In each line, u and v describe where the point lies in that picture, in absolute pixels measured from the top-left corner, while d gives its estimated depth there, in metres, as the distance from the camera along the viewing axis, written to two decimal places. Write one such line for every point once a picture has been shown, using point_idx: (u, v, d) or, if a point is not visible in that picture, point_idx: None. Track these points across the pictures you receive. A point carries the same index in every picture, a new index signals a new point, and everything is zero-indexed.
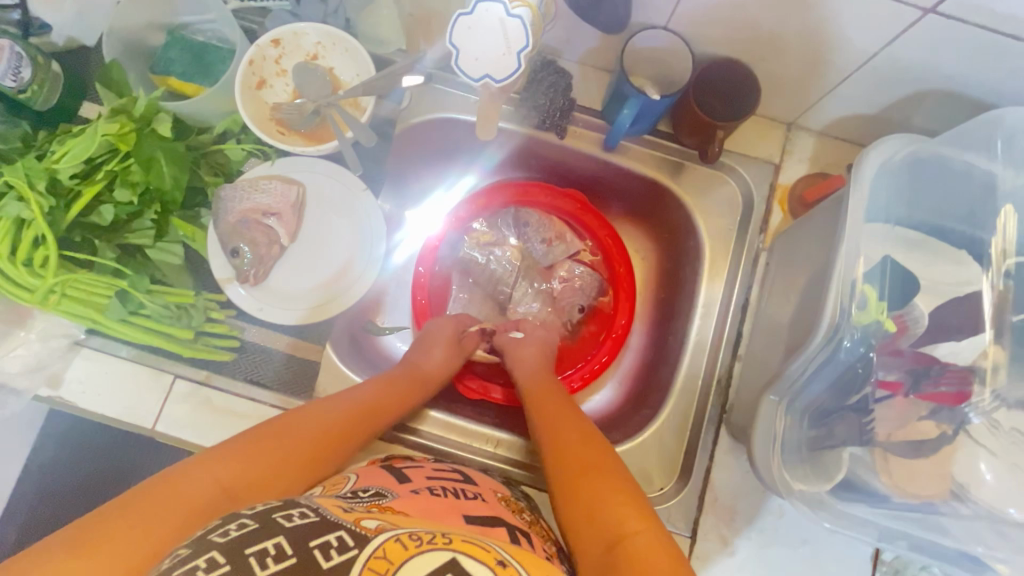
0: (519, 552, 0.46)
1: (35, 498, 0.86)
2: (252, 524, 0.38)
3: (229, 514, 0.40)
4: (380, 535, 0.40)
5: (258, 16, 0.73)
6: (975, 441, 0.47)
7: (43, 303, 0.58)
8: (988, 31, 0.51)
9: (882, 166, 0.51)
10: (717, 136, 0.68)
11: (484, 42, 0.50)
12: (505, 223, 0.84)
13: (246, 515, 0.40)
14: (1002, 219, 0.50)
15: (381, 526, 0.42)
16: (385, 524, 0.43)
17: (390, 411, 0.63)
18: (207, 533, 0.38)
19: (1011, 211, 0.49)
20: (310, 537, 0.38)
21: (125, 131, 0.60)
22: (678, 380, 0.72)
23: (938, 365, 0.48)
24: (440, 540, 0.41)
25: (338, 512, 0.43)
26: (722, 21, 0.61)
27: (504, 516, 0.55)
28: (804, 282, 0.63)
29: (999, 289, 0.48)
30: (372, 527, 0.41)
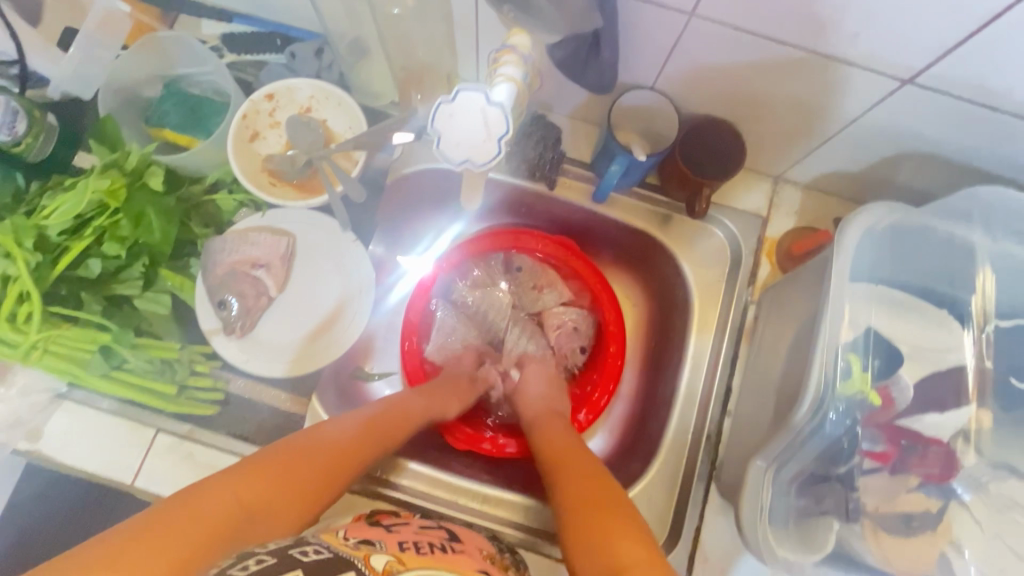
0: None
1: None
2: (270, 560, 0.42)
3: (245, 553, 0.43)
4: None
5: (254, 69, 0.73)
6: (966, 513, 0.48)
7: (25, 359, 0.58)
8: (965, 101, 0.52)
9: (868, 231, 0.51)
10: (703, 193, 0.69)
11: (467, 130, 0.49)
12: (497, 269, 0.86)
13: (261, 553, 0.43)
14: (981, 281, 0.51)
15: (387, 565, 0.47)
16: (392, 562, 0.48)
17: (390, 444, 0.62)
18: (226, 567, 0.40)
19: (989, 274, 0.51)
20: None
21: (116, 187, 0.60)
22: (668, 435, 0.71)
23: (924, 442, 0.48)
24: None
25: (349, 550, 0.48)
26: (709, 84, 0.62)
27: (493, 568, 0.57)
28: (792, 339, 0.62)
29: (982, 359, 0.50)
30: (380, 566, 0.46)
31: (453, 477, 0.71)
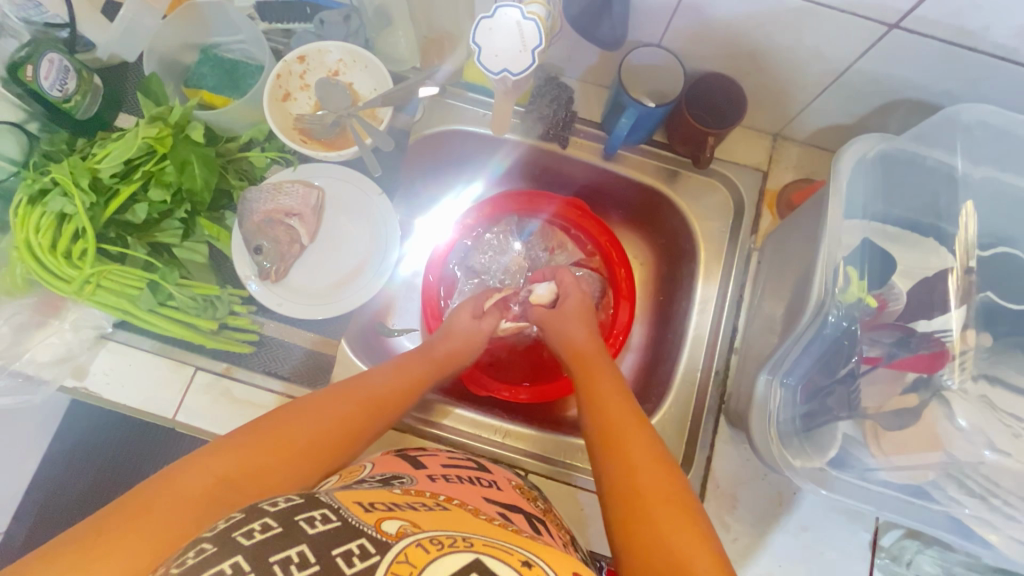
0: (540, 548, 0.46)
1: None
2: (275, 528, 0.38)
3: (253, 511, 0.40)
4: (401, 540, 0.40)
5: (285, 38, 0.79)
6: (947, 405, 0.50)
7: (79, 293, 0.62)
8: (948, 44, 0.57)
9: (858, 162, 0.56)
10: (708, 143, 0.73)
11: (504, 42, 0.54)
12: (510, 230, 0.90)
13: (268, 514, 0.40)
14: (965, 218, 0.55)
15: (402, 530, 0.41)
16: (407, 526, 0.42)
17: (409, 400, 0.66)
18: (232, 531, 0.38)
19: (972, 209, 0.55)
20: (332, 546, 0.38)
21: (163, 135, 0.65)
22: (677, 377, 0.74)
23: (921, 331, 0.52)
24: (461, 544, 0.42)
25: (361, 513, 0.43)
26: (711, 40, 0.67)
27: (520, 503, 0.58)
28: (794, 275, 0.67)
29: (971, 273, 0.53)
30: (393, 532, 0.41)
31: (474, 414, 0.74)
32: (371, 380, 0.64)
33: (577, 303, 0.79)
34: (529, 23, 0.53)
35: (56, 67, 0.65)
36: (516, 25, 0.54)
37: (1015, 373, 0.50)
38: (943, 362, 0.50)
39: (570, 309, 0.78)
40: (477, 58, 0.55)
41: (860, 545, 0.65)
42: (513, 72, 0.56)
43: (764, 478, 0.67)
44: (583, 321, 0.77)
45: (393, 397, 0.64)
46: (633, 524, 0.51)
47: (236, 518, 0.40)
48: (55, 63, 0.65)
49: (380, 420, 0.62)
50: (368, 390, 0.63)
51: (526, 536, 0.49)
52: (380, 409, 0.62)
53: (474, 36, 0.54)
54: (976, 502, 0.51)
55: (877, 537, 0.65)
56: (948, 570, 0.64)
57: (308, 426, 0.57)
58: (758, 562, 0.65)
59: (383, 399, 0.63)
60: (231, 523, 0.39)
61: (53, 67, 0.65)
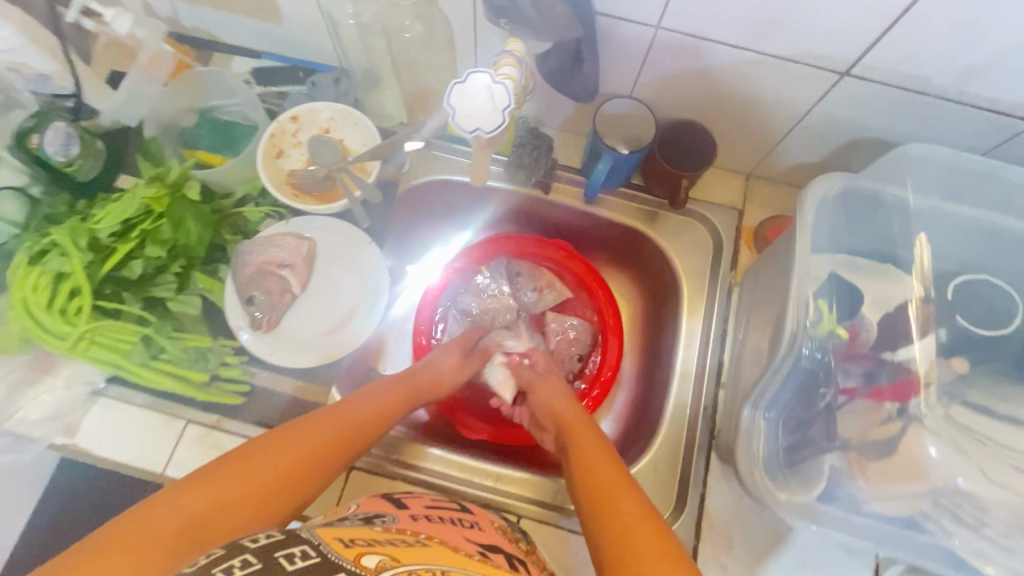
0: None
1: None
2: (255, 563, 0.38)
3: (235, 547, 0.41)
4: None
5: (278, 99, 0.83)
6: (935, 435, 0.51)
7: (72, 350, 0.63)
8: (897, 88, 0.61)
9: (824, 198, 0.58)
10: (683, 185, 0.75)
11: (476, 104, 0.57)
12: (500, 275, 0.90)
13: (249, 549, 0.40)
14: (919, 247, 0.58)
15: (381, 564, 0.42)
16: (386, 560, 0.43)
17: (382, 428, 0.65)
18: (212, 567, 0.38)
19: (924, 240, 0.58)
20: None
21: (160, 195, 0.68)
22: (666, 418, 0.74)
23: (890, 358, 0.53)
24: None
25: (340, 549, 0.42)
26: (679, 88, 0.71)
27: (502, 544, 0.58)
28: (774, 309, 0.68)
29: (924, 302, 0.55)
30: (372, 565, 0.41)
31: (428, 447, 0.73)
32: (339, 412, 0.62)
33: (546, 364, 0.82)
34: (500, 86, 0.57)
35: (60, 133, 0.70)
36: (486, 88, 0.57)
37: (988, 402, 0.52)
38: (913, 392, 0.52)
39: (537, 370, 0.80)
40: (452, 119, 0.58)
41: None
42: (485, 131, 0.59)
43: (760, 514, 0.67)
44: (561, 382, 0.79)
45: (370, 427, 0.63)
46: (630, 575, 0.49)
47: (216, 555, 0.40)
48: (60, 129, 0.70)
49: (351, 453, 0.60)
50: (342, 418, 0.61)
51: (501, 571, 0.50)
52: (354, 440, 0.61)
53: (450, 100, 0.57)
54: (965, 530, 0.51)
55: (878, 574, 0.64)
56: None
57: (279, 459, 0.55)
58: None
59: (356, 429, 0.62)
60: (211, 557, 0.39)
61: (57, 133, 0.70)
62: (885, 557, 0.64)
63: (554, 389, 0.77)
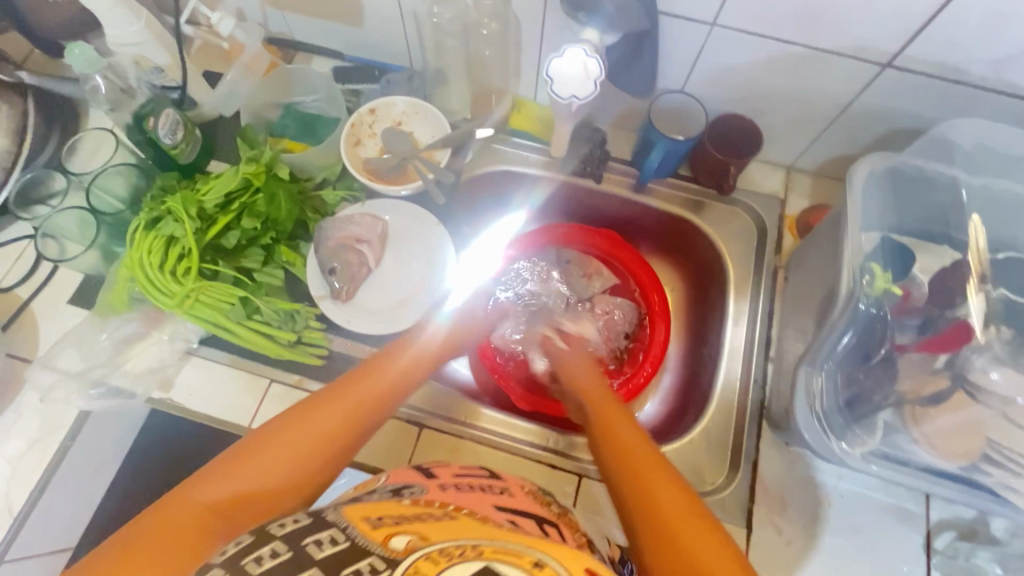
0: (550, 546, 0.46)
1: None
2: (284, 554, 0.41)
3: (262, 534, 0.44)
4: (408, 556, 0.41)
5: (354, 96, 0.91)
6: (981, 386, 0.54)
7: (179, 306, 0.69)
8: (936, 78, 0.66)
9: (870, 174, 0.63)
10: (730, 172, 0.81)
11: (571, 76, 0.66)
12: (551, 262, 0.97)
13: (279, 537, 0.43)
14: (972, 226, 0.62)
15: (410, 544, 0.42)
16: (415, 540, 0.43)
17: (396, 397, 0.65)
18: (240, 558, 0.41)
19: (978, 220, 0.62)
20: (342, 566, 0.40)
21: (258, 172, 0.75)
22: (716, 390, 0.78)
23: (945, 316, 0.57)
24: (468, 552, 0.42)
25: (368, 530, 0.44)
26: (728, 82, 0.77)
27: (533, 509, 0.57)
28: (821, 283, 0.73)
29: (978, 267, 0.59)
30: (400, 547, 0.42)
31: (486, 410, 0.79)
32: (336, 399, 0.60)
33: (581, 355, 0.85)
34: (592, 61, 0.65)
35: (169, 120, 0.77)
36: (580, 63, 0.66)
37: None
38: (970, 335, 0.55)
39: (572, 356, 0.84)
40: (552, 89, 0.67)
41: (912, 545, 0.66)
42: (578, 98, 0.68)
43: (811, 480, 0.70)
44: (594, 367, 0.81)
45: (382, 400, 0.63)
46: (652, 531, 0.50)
47: (244, 543, 0.43)
48: (169, 117, 0.77)
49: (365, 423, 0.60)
50: (354, 398, 0.61)
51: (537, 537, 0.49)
52: (373, 410, 0.62)
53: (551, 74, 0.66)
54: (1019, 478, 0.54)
55: (929, 539, 0.66)
56: (1008, 572, 0.65)
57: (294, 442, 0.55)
58: (815, 565, 0.66)
59: (362, 404, 0.61)
60: (241, 546, 0.42)
61: (166, 120, 0.77)
62: (935, 522, 0.66)
63: (592, 377, 0.77)
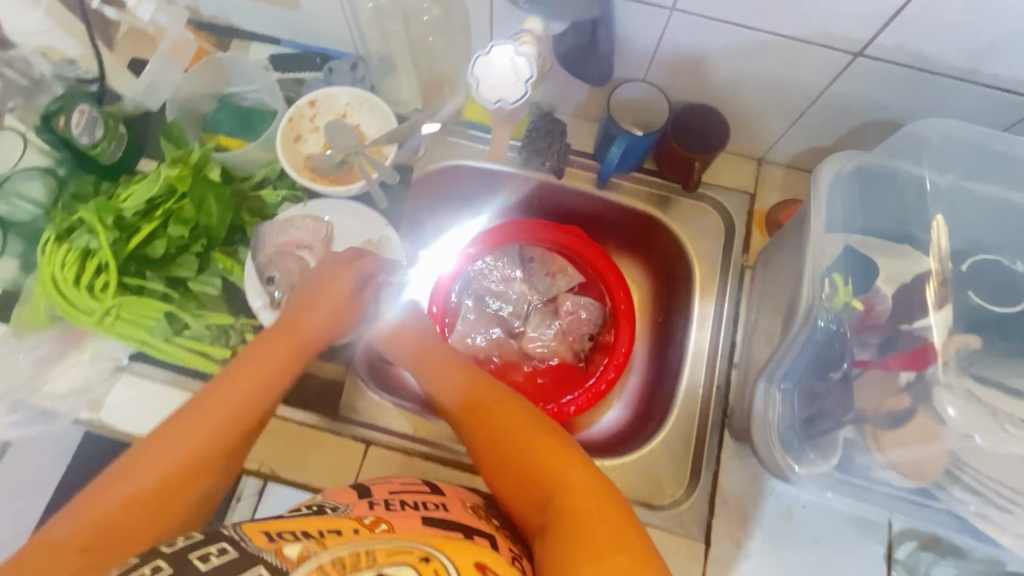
0: (455, 551, 0.45)
1: None
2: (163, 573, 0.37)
3: (146, 554, 0.39)
4: (303, 568, 0.38)
5: (296, 85, 0.84)
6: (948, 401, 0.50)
7: (99, 325, 0.65)
8: (910, 67, 0.61)
9: (838, 174, 0.59)
10: (695, 167, 0.76)
11: (499, 76, 0.59)
12: (514, 259, 0.92)
13: (161, 556, 0.39)
14: (936, 227, 0.58)
15: (303, 554, 0.40)
16: (310, 549, 0.41)
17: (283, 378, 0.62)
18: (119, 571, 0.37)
19: (942, 221, 0.58)
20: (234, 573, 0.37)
21: (183, 175, 0.69)
22: (679, 397, 0.75)
23: (907, 330, 0.54)
24: (366, 561, 0.40)
25: (263, 541, 0.41)
26: (693, 71, 0.72)
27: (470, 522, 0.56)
28: (786, 287, 0.69)
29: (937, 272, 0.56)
30: (293, 557, 0.39)
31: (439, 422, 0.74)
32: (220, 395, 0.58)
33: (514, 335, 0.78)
34: (521, 58, 0.59)
35: (86, 117, 0.71)
36: (509, 63, 0.59)
37: (999, 371, 0.52)
38: (932, 359, 0.52)
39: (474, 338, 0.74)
40: (476, 92, 0.60)
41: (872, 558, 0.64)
42: (508, 103, 0.61)
43: (773, 492, 0.67)
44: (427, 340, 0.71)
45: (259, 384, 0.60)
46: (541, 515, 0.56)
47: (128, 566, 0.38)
48: (86, 114, 0.71)
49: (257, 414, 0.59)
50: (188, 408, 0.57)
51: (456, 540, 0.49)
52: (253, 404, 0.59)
53: (474, 74, 0.60)
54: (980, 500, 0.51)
55: (890, 550, 0.64)
56: None
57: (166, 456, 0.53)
58: None
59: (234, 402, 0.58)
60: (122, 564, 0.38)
61: (83, 117, 0.71)
62: (897, 533, 0.65)
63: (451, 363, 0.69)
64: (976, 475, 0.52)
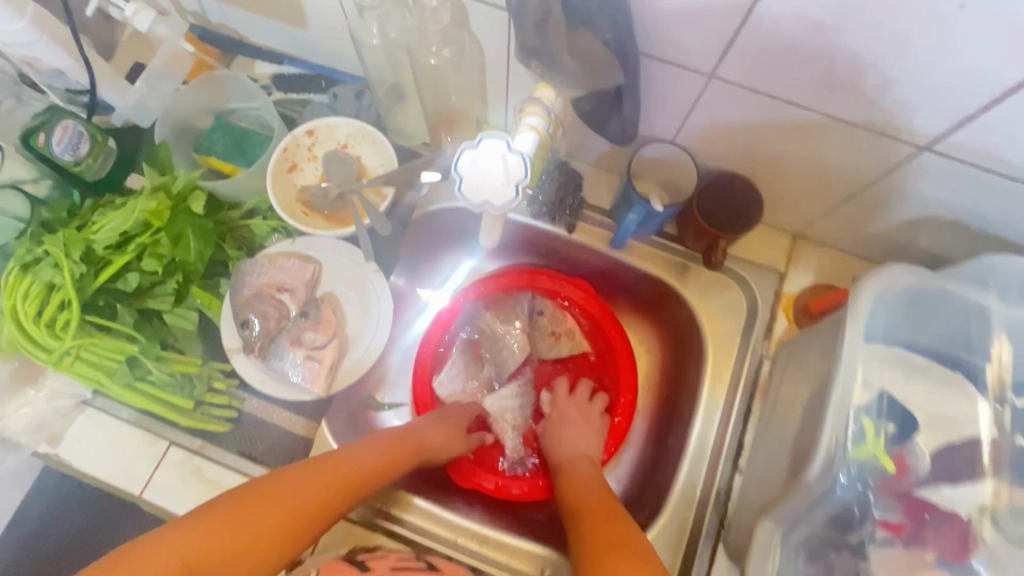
0: None
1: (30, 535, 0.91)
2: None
3: None
4: None
5: (298, 107, 0.79)
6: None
7: (58, 364, 0.61)
8: (985, 171, 0.52)
9: (884, 293, 0.51)
10: (720, 245, 0.70)
11: (487, 171, 0.52)
12: (520, 310, 0.85)
13: None
14: (997, 347, 0.50)
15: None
16: None
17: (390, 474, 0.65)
18: None
19: (1005, 340, 0.50)
20: None
21: (161, 208, 0.64)
22: (674, 493, 0.68)
23: (947, 498, 0.47)
24: None
25: None
26: (727, 140, 0.63)
27: None
28: (806, 397, 0.61)
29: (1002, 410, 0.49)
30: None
31: (418, 497, 0.70)
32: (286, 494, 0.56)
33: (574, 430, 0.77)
34: (516, 154, 0.52)
35: (70, 132, 0.67)
36: (501, 155, 0.52)
37: None
38: (971, 548, 0.45)
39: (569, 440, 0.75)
40: (458, 185, 0.52)
41: None
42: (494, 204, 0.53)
43: None
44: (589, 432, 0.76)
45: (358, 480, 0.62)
46: None
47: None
48: (70, 129, 0.67)
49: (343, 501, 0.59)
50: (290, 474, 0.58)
51: None
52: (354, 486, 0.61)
53: (457, 166, 0.52)
54: None
55: None
56: None
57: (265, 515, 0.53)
58: None
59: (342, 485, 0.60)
60: None
61: (66, 133, 0.66)
62: None
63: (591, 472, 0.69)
64: None
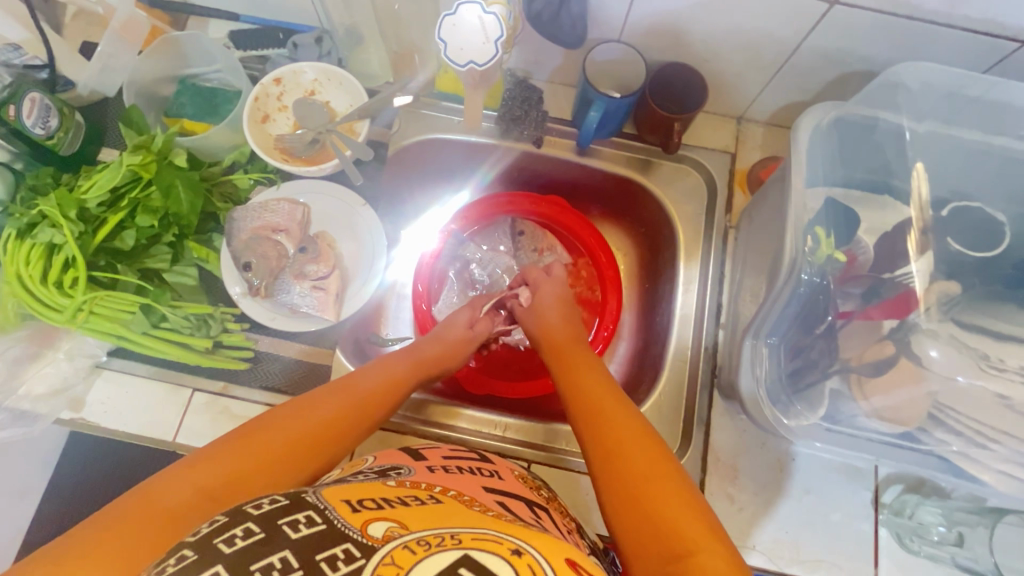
0: (525, 533, 0.41)
1: (57, 518, 0.92)
2: (258, 533, 0.35)
3: (237, 513, 0.37)
4: (389, 544, 0.36)
5: (259, 64, 0.81)
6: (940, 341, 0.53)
7: (73, 321, 0.65)
8: (887, 15, 0.60)
9: (815, 129, 0.59)
10: (675, 129, 0.75)
11: (466, 35, 0.59)
12: (502, 233, 0.90)
13: (252, 517, 0.37)
14: (916, 176, 0.58)
15: (389, 533, 0.37)
16: (394, 528, 0.38)
17: (403, 393, 0.64)
18: (214, 536, 0.35)
19: (921, 168, 0.58)
20: (315, 550, 0.34)
21: (147, 162, 0.68)
22: (669, 355, 0.75)
23: (888, 278, 0.55)
24: (449, 541, 0.37)
25: (348, 513, 0.39)
26: (665, 28, 0.70)
27: (522, 492, 0.55)
28: (767, 243, 0.69)
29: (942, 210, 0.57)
30: (379, 535, 0.36)
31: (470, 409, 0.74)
32: (288, 421, 0.54)
33: (557, 297, 0.77)
34: (489, 15, 0.58)
35: (38, 105, 0.67)
36: (477, 19, 0.59)
37: (978, 316, 0.53)
38: (914, 306, 0.53)
39: (549, 302, 0.76)
40: (444, 51, 0.60)
41: (860, 502, 0.66)
42: (478, 64, 0.61)
43: (763, 447, 0.69)
44: (562, 306, 0.76)
45: (375, 400, 0.60)
46: (611, 470, 0.52)
47: (218, 522, 0.36)
48: (37, 102, 0.67)
49: (368, 419, 0.59)
50: (307, 401, 0.57)
51: (523, 525, 0.44)
52: (370, 406, 0.59)
53: (440, 32, 0.60)
54: (960, 440, 0.54)
55: (878, 494, 0.66)
56: (952, 524, 0.65)
57: (288, 436, 0.52)
58: (768, 528, 0.66)
59: (359, 403, 0.59)
60: (213, 525, 0.36)
61: (35, 106, 0.67)
62: (883, 477, 0.67)
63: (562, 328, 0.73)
64: (953, 413, 0.53)
